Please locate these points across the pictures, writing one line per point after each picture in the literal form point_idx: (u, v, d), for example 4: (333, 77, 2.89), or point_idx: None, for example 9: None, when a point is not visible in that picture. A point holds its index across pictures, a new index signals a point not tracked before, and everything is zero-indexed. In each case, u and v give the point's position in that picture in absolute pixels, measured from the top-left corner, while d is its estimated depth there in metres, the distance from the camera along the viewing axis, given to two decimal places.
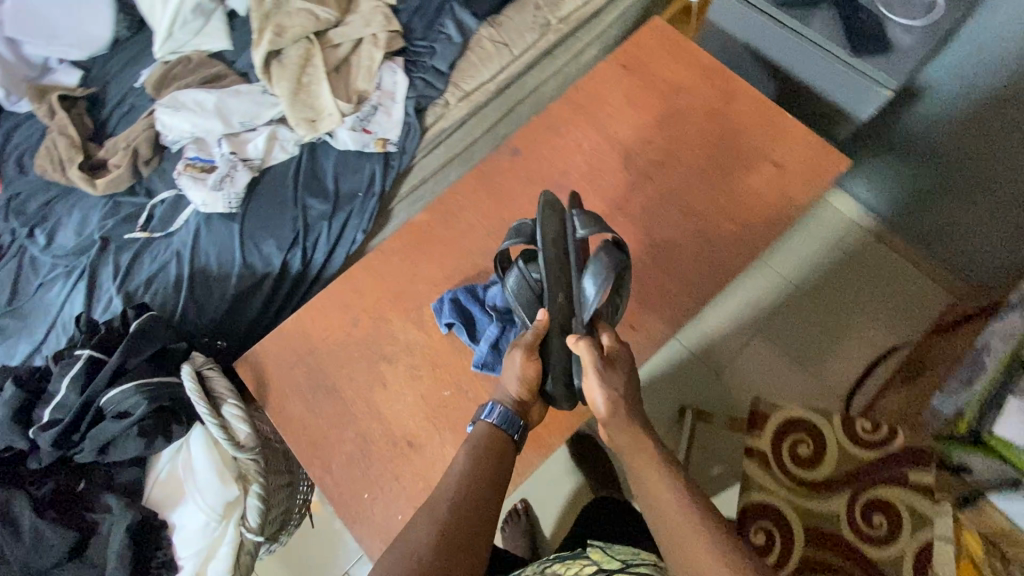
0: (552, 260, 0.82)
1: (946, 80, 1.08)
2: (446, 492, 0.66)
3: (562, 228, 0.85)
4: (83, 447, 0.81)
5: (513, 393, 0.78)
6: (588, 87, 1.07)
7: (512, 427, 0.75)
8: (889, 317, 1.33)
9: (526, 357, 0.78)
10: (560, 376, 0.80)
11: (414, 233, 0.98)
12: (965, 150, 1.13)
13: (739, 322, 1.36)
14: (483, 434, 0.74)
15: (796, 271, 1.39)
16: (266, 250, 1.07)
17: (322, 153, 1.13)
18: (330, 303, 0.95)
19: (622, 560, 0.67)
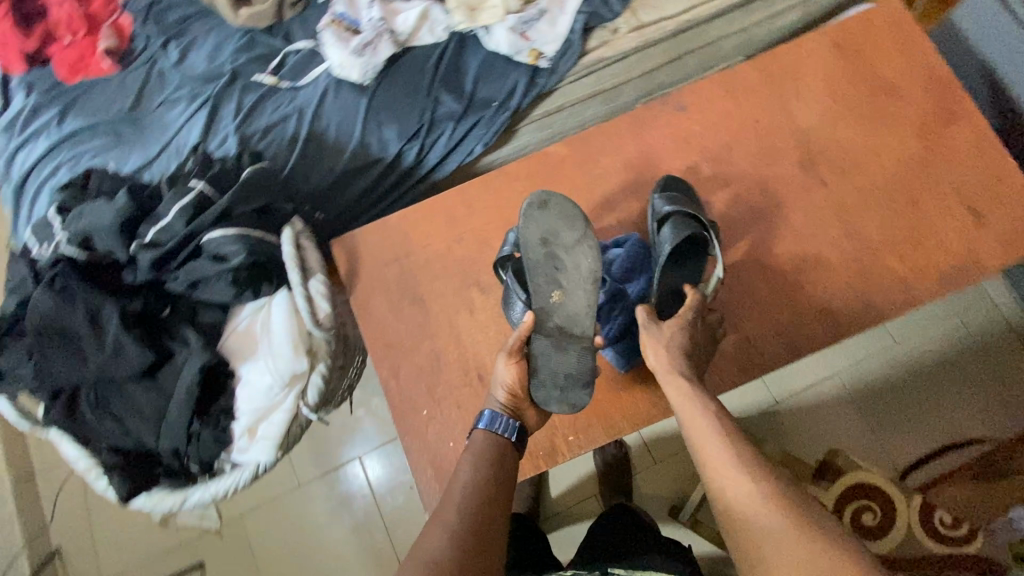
0: (534, 265, 0.75)
1: None
2: (457, 493, 0.63)
3: (558, 221, 0.75)
4: (177, 276, 0.82)
5: (503, 398, 0.73)
6: (785, 57, 0.92)
7: (508, 430, 0.72)
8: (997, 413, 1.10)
9: (512, 358, 0.73)
10: (552, 381, 0.73)
11: (546, 163, 0.90)
12: None
13: (820, 365, 1.17)
14: (486, 440, 0.70)
15: (902, 332, 1.17)
16: (386, 135, 1.01)
17: (470, 47, 1.04)
18: (440, 209, 0.90)
19: None
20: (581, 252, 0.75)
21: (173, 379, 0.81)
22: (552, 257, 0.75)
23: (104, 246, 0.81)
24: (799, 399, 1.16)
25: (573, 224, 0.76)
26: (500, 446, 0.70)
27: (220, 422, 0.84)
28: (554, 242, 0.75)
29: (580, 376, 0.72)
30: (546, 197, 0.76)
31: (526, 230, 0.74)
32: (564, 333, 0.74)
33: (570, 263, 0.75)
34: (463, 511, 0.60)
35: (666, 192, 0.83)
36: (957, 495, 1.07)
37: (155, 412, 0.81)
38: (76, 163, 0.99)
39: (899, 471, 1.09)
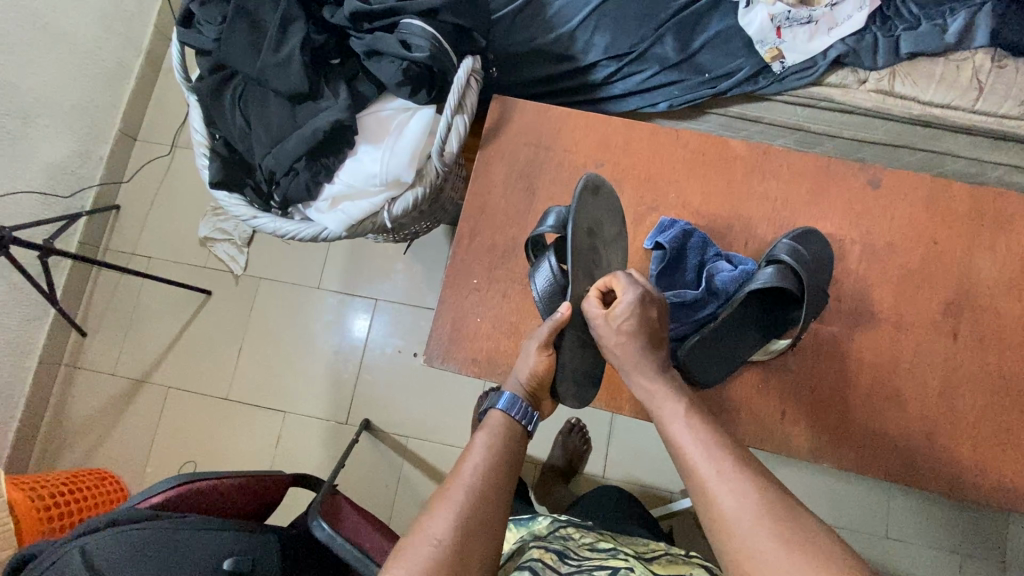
0: (585, 253, 0.75)
1: None
2: (466, 476, 0.68)
3: (603, 211, 0.79)
4: (362, 38, 0.86)
5: (525, 381, 0.77)
6: (1007, 205, 0.85)
7: (525, 417, 0.76)
8: None
9: (544, 348, 0.76)
10: (573, 376, 0.80)
11: (719, 151, 0.87)
12: None
13: (814, 498, 1.20)
14: (500, 423, 0.75)
15: (903, 525, 1.19)
16: (595, 41, 1.02)
17: (723, 11, 1.00)
18: (600, 128, 0.89)
19: (637, 549, 0.87)
20: (613, 252, 0.79)
21: (308, 117, 0.86)
22: (595, 246, 0.77)
23: None
24: None
25: (611, 221, 0.81)
26: (516, 431, 0.75)
27: (318, 177, 0.88)
28: (600, 236, 0.77)
29: (592, 377, 0.82)
30: (599, 184, 0.79)
31: (583, 212, 0.75)
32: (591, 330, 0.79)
33: (604, 259, 0.79)
34: (467, 496, 0.66)
35: (796, 244, 0.79)
36: None
37: (275, 134, 0.87)
38: None
39: None
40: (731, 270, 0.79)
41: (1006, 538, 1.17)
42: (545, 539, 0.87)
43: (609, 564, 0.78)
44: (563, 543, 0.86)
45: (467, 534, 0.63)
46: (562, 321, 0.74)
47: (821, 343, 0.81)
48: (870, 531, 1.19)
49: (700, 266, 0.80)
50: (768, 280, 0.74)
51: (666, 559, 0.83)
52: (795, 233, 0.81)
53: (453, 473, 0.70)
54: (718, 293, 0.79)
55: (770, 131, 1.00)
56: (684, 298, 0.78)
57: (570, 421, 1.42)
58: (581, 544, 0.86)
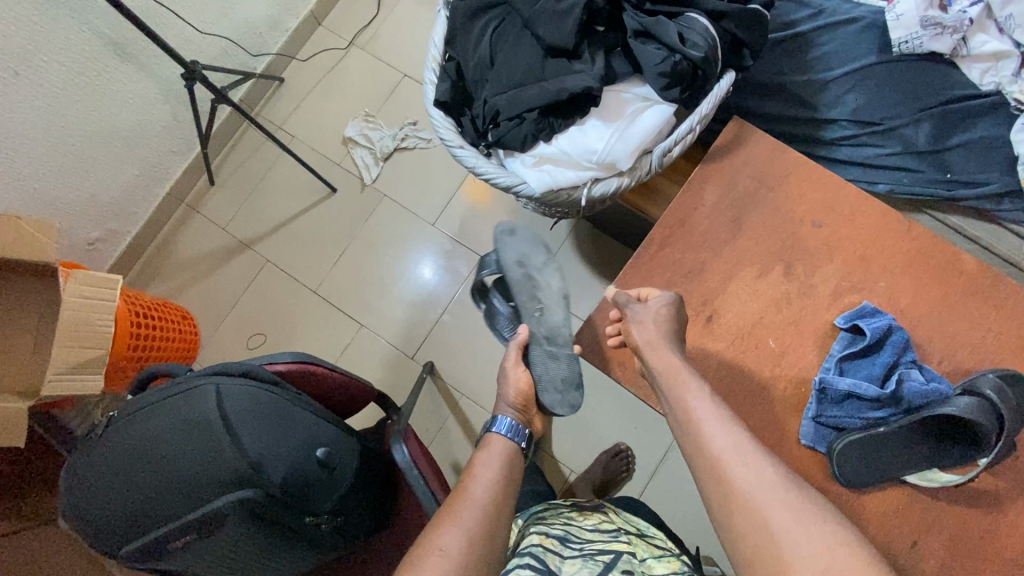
0: (520, 283, 0.96)
1: None
2: (477, 493, 0.73)
3: (528, 246, 0.98)
4: (640, 16, 0.84)
5: (512, 402, 0.89)
6: None
7: (518, 434, 0.86)
8: None
9: (517, 360, 0.92)
10: (552, 386, 0.91)
11: (943, 256, 0.82)
12: None
13: None
14: (492, 442, 0.84)
15: None
16: (846, 98, 0.96)
17: (994, 117, 0.93)
18: (829, 188, 0.85)
19: (638, 528, 0.93)
20: (551, 274, 0.97)
21: (555, 73, 0.86)
22: (529, 276, 0.97)
23: None
24: None
25: (540, 249, 0.99)
26: (515, 451, 0.84)
27: (536, 134, 0.88)
28: (528, 263, 0.96)
29: (572, 383, 0.93)
30: (515, 225, 0.98)
31: (506, 253, 0.97)
32: (550, 342, 0.93)
33: (542, 281, 0.97)
34: (473, 508, 0.71)
35: (1002, 384, 0.74)
36: None
37: (517, 77, 0.87)
38: None
39: None
40: (921, 383, 0.74)
41: None
42: (546, 521, 0.88)
43: (611, 550, 0.81)
44: (565, 526, 0.87)
45: (476, 549, 0.66)
46: (524, 341, 0.93)
47: (982, 492, 0.76)
48: None
49: (890, 366, 0.76)
50: (969, 409, 0.68)
51: (659, 538, 0.92)
52: (1007, 374, 0.75)
53: (461, 486, 0.75)
54: (897, 400, 0.75)
55: (990, 255, 0.92)
56: (863, 391, 0.75)
57: (617, 444, 1.39)
58: (581, 526, 0.88)
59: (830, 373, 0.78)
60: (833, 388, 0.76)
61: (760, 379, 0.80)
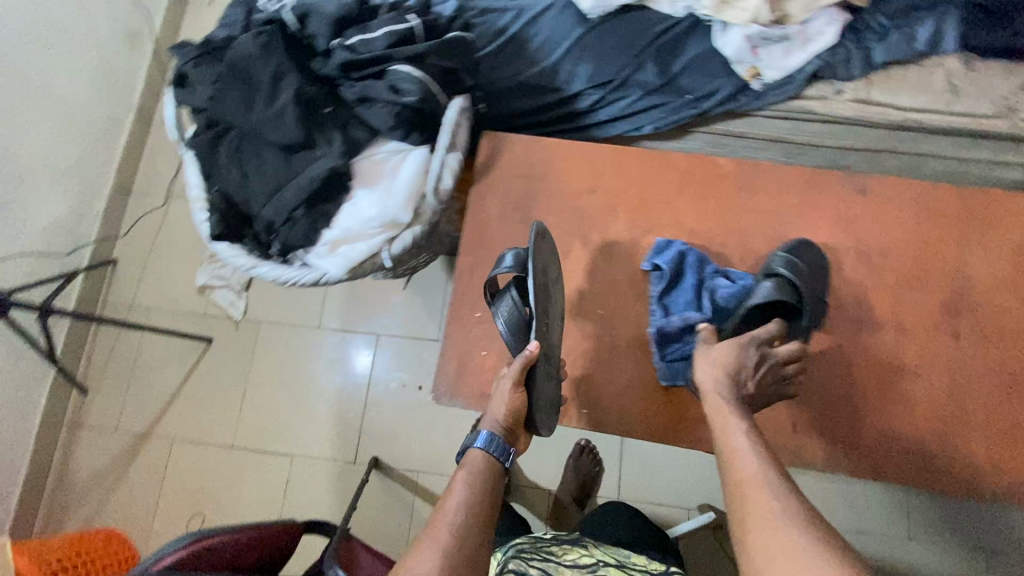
0: (541, 293, 0.75)
1: None
2: (450, 518, 0.65)
3: (549, 256, 0.78)
4: (352, 86, 0.88)
5: (501, 419, 0.75)
6: (989, 202, 0.86)
7: (503, 454, 0.74)
8: None
9: (517, 384, 0.75)
10: (546, 408, 0.78)
11: (707, 170, 0.90)
12: None
13: (829, 509, 1.21)
14: (477, 467, 0.72)
15: (929, 529, 1.19)
16: (577, 71, 1.04)
17: (697, 34, 1.03)
18: (590, 156, 0.92)
19: (618, 558, 0.87)
20: (559, 289, 0.81)
21: (302, 166, 0.88)
22: (546, 288, 0.77)
23: (312, 28, 0.89)
24: None
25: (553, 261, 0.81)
26: (495, 468, 0.73)
27: (316, 225, 0.90)
28: (552, 278, 0.77)
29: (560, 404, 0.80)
30: (543, 230, 0.79)
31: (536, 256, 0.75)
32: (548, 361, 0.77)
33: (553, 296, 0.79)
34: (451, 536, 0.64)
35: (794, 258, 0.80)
36: None
37: (273, 185, 0.89)
38: None
39: None
40: (729, 287, 0.80)
41: None
42: (522, 556, 0.83)
43: None
44: (543, 564, 0.82)
45: None
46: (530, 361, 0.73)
47: (824, 352, 0.82)
48: (893, 536, 1.19)
49: (698, 285, 0.82)
50: (768, 292, 0.74)
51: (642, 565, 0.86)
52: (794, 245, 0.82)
53: (434, 509, 0.68)
54: (720, 311, 0.80)
55: (751, 146, 1.03)
56: (686, 318, 0.80)
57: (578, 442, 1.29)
58: (561, 563, 0.83)
59: (665, 320, 0.81)
60: (662, 327, 0.81)
61: (604, 346, 0.85)
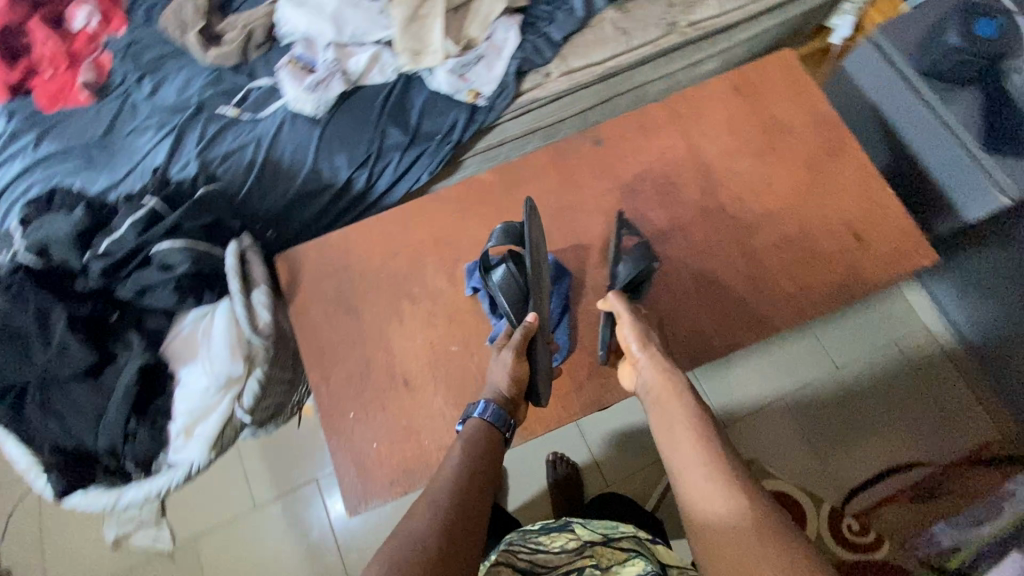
0: (536, 265, 0.83)
1: None
2: (446, 478, 0.65)
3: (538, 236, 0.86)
4: (126, 284, 0.90)
5: (502, 389, 0.79)
6: (690, 100, 1.03)
7: (503, 423, 0.76)
8: (931, 435, 1.24)
9: (519, 356, 0.80)
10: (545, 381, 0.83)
11: (476, 189, 1.00)
12: None
13: (765, 391, 1.29)
14: (473, 430, 0.74)
15: (846, 357, 1.31)
16: (336, 162, 1.10)
17: (416, 87, 1.15)
18: (378, 228, 0.99)
19: (604, 534, 0.82)
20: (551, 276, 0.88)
21: (113, 379, 0.89)
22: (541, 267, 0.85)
23: (59, 255, 0.88)
24: (746, 424, 1.27)
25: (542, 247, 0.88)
26: (496, 436, 0.74)
27: (158, 422, 0.90)
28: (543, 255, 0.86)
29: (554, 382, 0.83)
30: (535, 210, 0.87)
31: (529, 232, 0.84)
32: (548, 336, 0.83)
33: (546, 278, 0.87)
34: (445, 487, 0.63)
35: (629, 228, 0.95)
36: (894, 519, 1.18)
37: (95, 411, 0.88)
38: (46, 181, 1.08)
39: (845, 494, 1.21)
40: None
41: (910, 308, 1.33)
42: (508, 551, 0.78)
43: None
44: (529, 555, 0.77)
45: None
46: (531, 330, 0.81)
47: None
48: (824, 380, 1.29)
49: (513, 281, 0.92)
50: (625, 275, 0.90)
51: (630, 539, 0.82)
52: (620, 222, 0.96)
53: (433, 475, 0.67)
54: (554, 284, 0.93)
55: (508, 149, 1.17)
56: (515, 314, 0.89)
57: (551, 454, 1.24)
58: (548, 551, 0.78)
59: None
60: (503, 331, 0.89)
61: (471, 376, 0.91)
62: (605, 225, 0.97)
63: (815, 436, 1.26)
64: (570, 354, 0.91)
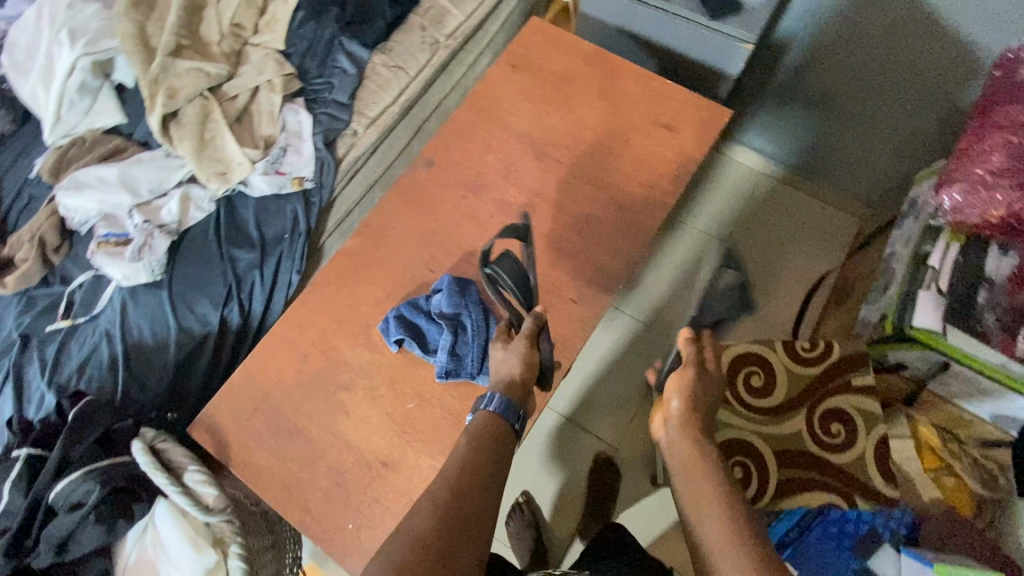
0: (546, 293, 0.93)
1: (804, 47, 1.30)
2: (451, 466, 0.66)
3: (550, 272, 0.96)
4: (39, 549, 0.80)
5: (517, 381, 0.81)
6: (483, 93, 1.13)
7: (516, 417, 0.76)
8: (810, 246, 1.52)
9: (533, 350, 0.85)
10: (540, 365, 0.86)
11: (348, 259, 1.01)
12: (840, 106, 1.36)
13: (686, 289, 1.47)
14: (481, 424, 0.74)
15: (723, 227, 1.53)
16: (201, 310, 1.06)
17: (239, 203, 1.14)
18: (277, 344, 0.95)
19: None
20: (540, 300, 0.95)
21: None
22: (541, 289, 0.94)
23: None
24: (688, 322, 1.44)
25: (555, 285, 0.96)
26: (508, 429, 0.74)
27: None
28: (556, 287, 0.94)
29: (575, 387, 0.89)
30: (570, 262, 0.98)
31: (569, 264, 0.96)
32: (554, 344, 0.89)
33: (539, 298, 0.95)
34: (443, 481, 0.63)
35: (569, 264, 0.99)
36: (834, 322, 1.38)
37: None
38: None
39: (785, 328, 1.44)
40: (443, 295, 0.93)
41: (740, 164, 1.59)
42: None
43: None
44: None
45: None
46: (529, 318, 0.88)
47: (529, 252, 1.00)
48: None
49: (429, 315, 0.93)
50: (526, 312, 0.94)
51: None
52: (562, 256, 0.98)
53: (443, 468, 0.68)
54: (463, 293, 0.93)
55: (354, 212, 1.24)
56: (448, 340, 0.90)
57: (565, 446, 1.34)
58: None
59: (451, 336, 0.90)
60: (445, 362, 0.90)
61: (441, 420, 0.90)
62: (477, 226, 1.02)
63: None
64: None
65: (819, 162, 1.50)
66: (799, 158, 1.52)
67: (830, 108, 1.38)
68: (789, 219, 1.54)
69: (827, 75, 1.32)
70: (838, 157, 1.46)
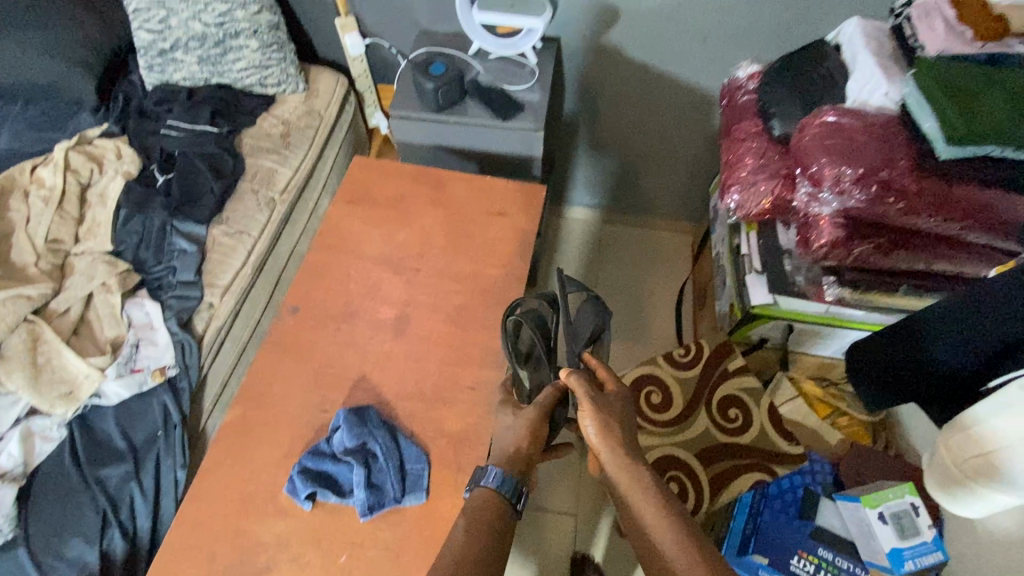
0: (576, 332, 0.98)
1: (581, 118, 1.58)
2: None
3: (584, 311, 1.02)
4: None
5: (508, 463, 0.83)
6: (328, 232, 1.19)
7: (517, 495, 0.79)
8: (659, 267, 1.75)
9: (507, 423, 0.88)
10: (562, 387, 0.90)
11: (234, 432, 0.96)
12: (627, 154, 1.65)
13: None
14: (479, 501, 0.78)
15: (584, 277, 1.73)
16: (73, 552, 0.93)
17: (94, 418, 1.05)
18: (175, 554, 0.86)
19: None
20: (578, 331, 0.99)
21: None
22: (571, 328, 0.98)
23: None
24: None
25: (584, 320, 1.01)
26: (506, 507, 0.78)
27: None
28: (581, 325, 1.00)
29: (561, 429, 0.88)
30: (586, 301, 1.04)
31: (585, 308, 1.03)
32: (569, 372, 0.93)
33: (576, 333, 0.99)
34: None
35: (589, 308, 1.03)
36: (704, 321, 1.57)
37: None
38: None
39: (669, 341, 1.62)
40: (343, 432, 0.93)
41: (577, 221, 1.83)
42: None
43: None
44: None
45: None
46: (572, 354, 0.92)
47: (415, 360, 1.04)
48: None
49: (334, 457, 0.92)
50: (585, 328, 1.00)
51: None
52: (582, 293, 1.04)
53: None
54: (363, 421, 0.93)
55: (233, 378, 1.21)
56: (360, 475, 0.89)
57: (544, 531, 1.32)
58: None
59: (364, 469, 0.89)
60: (363, 498, 0.88)
61: (379, 559, 0.86)
62: (358, 354, 1.04)
63: (623, 330, 1.64)
64: (430, 453, 0.94)
65: (636, 199, 1.76)
66: (619, 202, 1.79)
67: (622, 158, 1.66)
68: (633, 252, 1.78)
69: (607, 134, 1.61)
70: (646, 191, 1.73)
